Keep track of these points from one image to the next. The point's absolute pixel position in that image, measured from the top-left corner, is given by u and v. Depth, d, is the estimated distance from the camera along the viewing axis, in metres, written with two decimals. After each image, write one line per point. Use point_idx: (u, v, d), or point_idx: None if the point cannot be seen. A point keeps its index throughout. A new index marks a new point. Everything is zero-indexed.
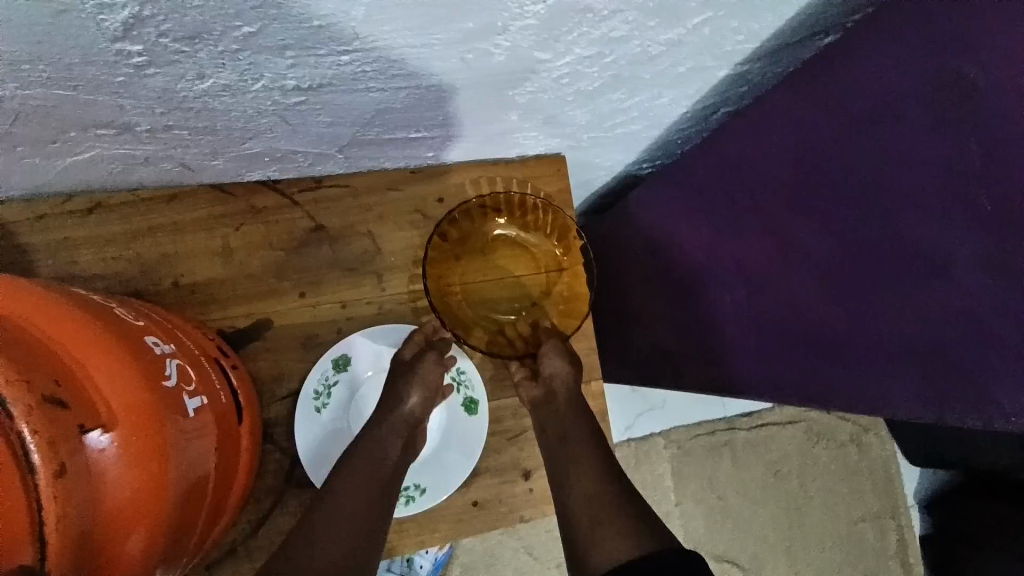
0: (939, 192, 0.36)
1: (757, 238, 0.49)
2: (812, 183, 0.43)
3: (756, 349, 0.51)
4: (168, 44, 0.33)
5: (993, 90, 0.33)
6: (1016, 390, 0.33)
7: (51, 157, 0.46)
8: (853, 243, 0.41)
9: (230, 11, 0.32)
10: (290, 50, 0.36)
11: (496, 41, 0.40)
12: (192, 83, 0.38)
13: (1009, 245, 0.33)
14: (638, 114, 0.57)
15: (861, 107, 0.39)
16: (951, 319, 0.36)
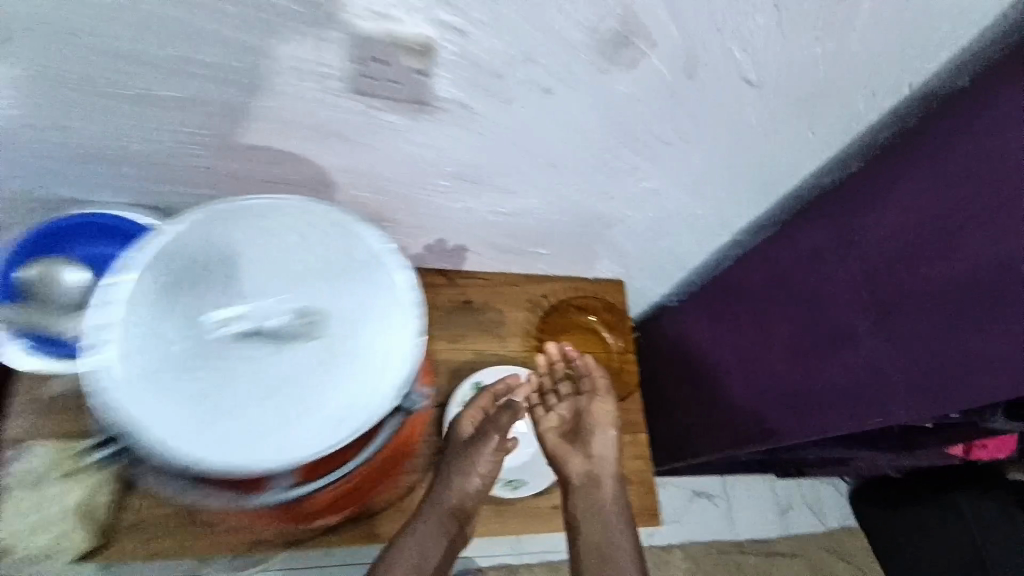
0: (841, 290, 0.72)
1: (754, 328, 0.86)
2: (780, 296, 0.82)
3: (762, 400, 0.85)
4: (461, 184, 0.68)
5: (853, 238, 0.71)
6: (890, 390, 0.65)
7: None
8: (806, 322, 0.77)
9: (500, 175, 0.67)
10: (511, 195, 0.72)
11: (610, 203, 0.76)
12: (454, 205, 0.72)
13: (877, 310, 0.67)
14: (674, 257, 0.92)
15: (797, 252, 0.80)
16: (857, 355, 0.69)
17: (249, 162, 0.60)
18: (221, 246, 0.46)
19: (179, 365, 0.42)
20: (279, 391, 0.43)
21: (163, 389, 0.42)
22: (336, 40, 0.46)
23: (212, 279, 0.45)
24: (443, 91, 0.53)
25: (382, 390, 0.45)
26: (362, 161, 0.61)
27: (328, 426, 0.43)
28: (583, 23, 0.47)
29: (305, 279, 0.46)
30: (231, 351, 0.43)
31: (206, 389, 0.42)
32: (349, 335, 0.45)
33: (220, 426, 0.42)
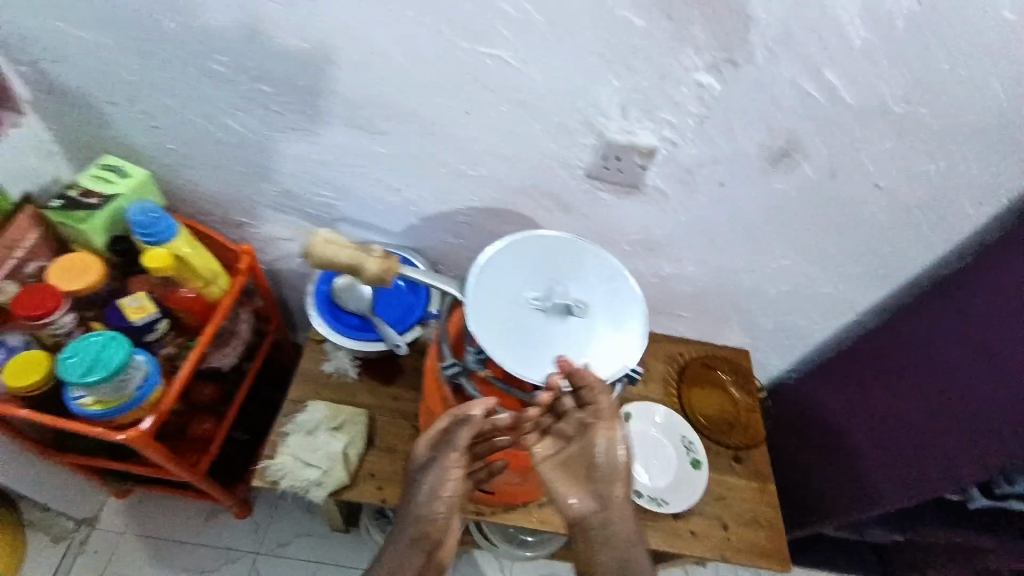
0: (945, 354, 0.86)
1: (867, 386, 1.00)
2: (890, 361, 0.96)
3: (880, 453, 0.96)
4: (636, 248, 0.91)
5: (952, 308, 0.86)
6: (1000, 438, 0.77)
7: None
8: (914, 381, 0.90)
9: (667, 244, 0.90)
10: (671, 261, 0.94)
11: (749, 276, 0.95)
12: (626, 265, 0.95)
13: (982, 367, 0.80)
14: (797, 332, 1.07)
15: (906, 324, 0.94)
16: (965, 410, 0.82)
17: (498, 215, 0.89)
18: (525, 239, 0.66)
19: (493, 306, 0.61)
20: (552, 343, 0.60)
21: (482, 318, 0.60)
22: (592, 142, 0.74)
23: (518, 257, 0.64)
24: (650, 180, 0.78)
25: (618, 367, 0.60)
26: (574, 222, 0.88)
27: (579, 378, 0.59)
28: (758, 141, 0.71)
29: (577, 278, 0.65)
30: (527, 309, 0.61)
31: (508, 326, 0.60)
32: (602, 323, 0.62)
33: (511, 352, 0.59)
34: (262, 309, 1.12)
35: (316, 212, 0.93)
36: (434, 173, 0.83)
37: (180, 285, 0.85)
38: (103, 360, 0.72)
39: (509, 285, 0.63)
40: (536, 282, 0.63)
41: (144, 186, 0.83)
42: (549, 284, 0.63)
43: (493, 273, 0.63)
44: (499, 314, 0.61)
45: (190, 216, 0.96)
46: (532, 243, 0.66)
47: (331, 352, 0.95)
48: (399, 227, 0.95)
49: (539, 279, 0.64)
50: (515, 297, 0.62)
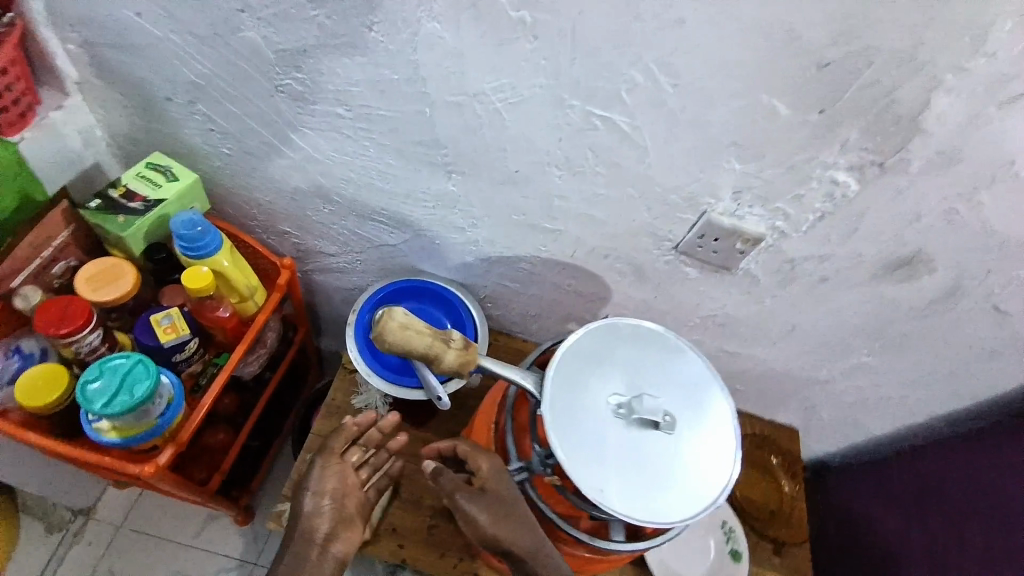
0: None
1: (936, 515, 0.89)
2: (969, 493, 0.83)
3: None
4: (705, 322, 0.84)
5: None
6: None
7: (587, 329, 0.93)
8: (995, 534, 0.78)
9: (741, 325, 0.82)
10: (740, 341, 0.86)
11: (820, 366, 0.87)
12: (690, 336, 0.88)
13: None
14: (854, 424, 1.00)
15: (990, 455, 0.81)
16: None
17: (566, 269, 0.82)
18: (613, 331, 0.59)
19: (570, 403, 0.54)
20: (628, 457, 0.53)
21: (554, 415, 0.53)
22: (691, 218, 0.66)
23: (604, 349, 0.57)
24: (744, 264, 0.71)
25: (699, 500, 0.52)
26: (645, 288, 0.80)
27: (651, 505, 0.52)
28: (878, 246, 0.64)
29: (666, 384, 0.57)
30: (607, 414, 0.54)
31: (582, 430, 0.53)
32: (686, 445, 0.55)
33: (581, 461, 0.52)
34: (291, 318, 1.04)
35: (368, 234, 0.86)
36: (506, 220, 0.75)
37: (217, 302, 0.78)
38: (128, 387, 0.66)
39: (590, 380, 0.56)
40: (621, 383, 0.56)
41: (190, 190, 0.76)
42: (635, 388, 0.56)
43: (575, 363, 0.56)
44: (573, 414, 0.54)
45: (232, 219, 0.89)
46: (621, 335, 0.59)
47: (363, 386, 0.88)
48: (454, 263, 0.88)
49: (625, 380, 0.56)
50: (595, 396, 0.55)
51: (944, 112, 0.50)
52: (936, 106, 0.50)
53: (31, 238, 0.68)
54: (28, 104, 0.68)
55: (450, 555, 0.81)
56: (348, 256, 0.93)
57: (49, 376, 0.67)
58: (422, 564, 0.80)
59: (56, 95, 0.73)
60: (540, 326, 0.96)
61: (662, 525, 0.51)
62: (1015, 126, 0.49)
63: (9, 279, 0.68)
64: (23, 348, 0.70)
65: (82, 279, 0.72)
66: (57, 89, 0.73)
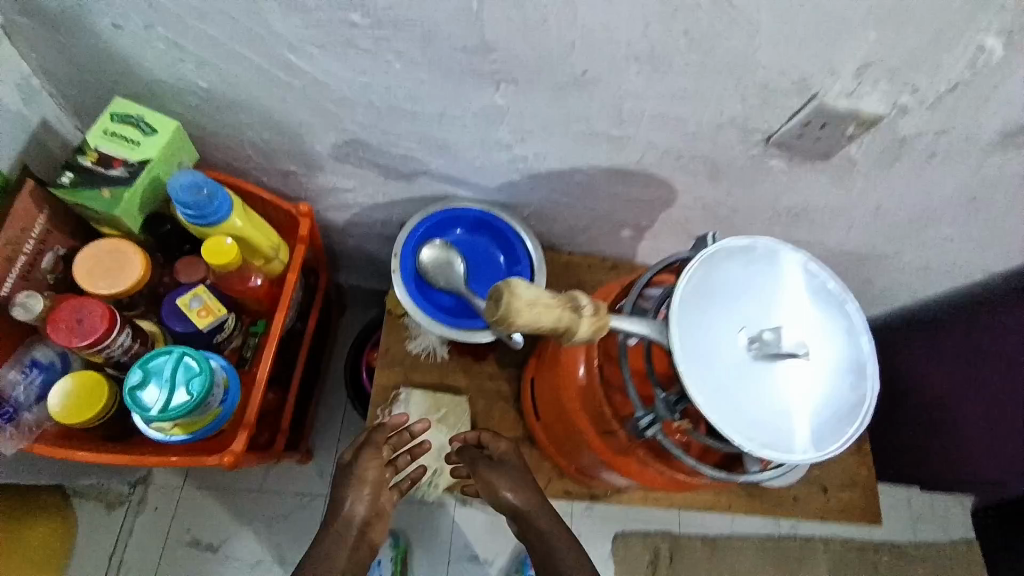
0: None
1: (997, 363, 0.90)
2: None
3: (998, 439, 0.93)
4: (778, 215, 0.77)
5: None
6: None
7: (641, 234, 0.86)
8: None
9: (818, 213, 0.76)
10: (811, 229, 0.80)
11: (891, 244, 0.83)
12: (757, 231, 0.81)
13: None
14: (905, 290, 1.00)
15: None
16: None
17: (627, 176, 0.72)
18: (730, 256, 0.53)
19: (698, 341, 0.49)
20: (763, 393, 0.49)
21: (684, 356, 0.48)
22: (796, 104, 0.56)
23: (724, 278, 0.52)
24: (845, 151, 0.62)
25: (840, 424, 0.50)
26: (717, 187, 0.72)
27: (788, 441, 0.49)
28: (1007, 114, 0.56)
29: (790, 311, 0.52)
30: (737, 349, 0.50)
31: (713, 369, 0.49)
32: (817, 375, 0.51)
33: (717, 403, 0.48)
34: (311, 263, 0.94)
35: (393, 164, 0.74)
36: (564, 130, 0.64)
37: (243, 271, 0.68)
38: (183, 385, 0.59)
39: (716, 314, 0.50)
40: (746, 315, 0.51)
41: (174, 143, 0.63)
42: (761, 319, 0.51)
43: (697, 297, 0.50)
44: (703, 353, 0.49)
45: (225, 167, 0.75)
46: (739, 261, 0.53)
47: (416, 330, 0.83)
48: (495, 184, 0.77)
49: (751, 311, 0.51)
50: (722, 331, 0.50)
51: None
52: None
53: (6, 232, 0.57)
54: None
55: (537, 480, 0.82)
56: (368, 190, 0.81)
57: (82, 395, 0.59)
58: None
59: None
60: (590, 237, 0.88)
61: (804, 460, 0.48)
62: None
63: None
64: (38, 359, 0.61)
65: (79, 269, 0.61)
66: None
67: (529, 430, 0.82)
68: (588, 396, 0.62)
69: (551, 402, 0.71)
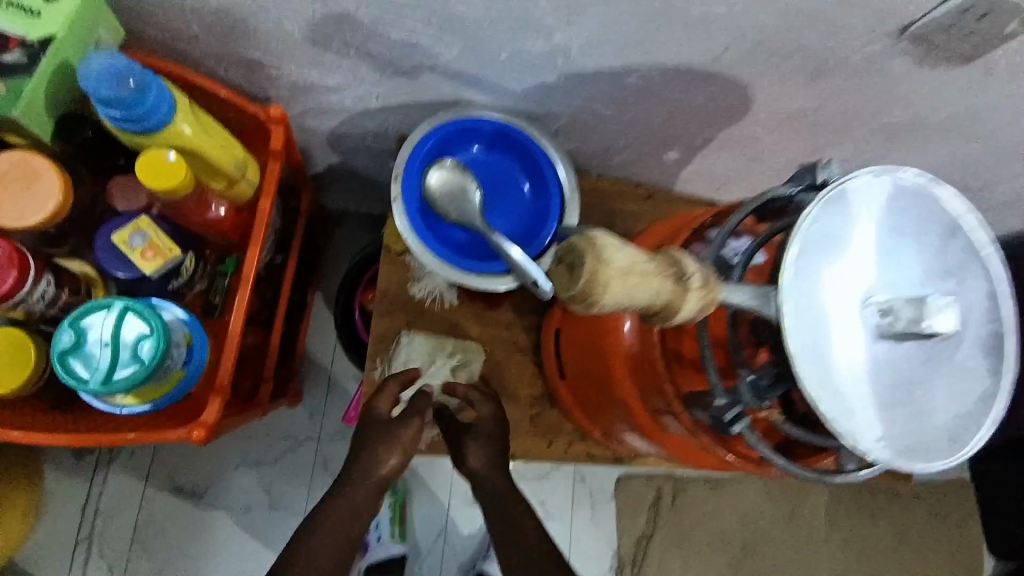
0: None
1: None
2: None
3: None
4: (869, 135, 0.62)
5: None
6: None
7: (692, 156, 0.71)
8: None
9: (920, 134, 0.61)
10: (903, 153, 0.66)
11: (990, 172, 0.70)
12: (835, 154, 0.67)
13: None
14: None
15: None
16: None
17: (698, 78, 0.56)
18: (860, 197, 0.39)
19: (815, 316, 0.36)
20: (891, 383, 0.38)
21: (796, 337, 0.36)
22: None
23: (852, 228, 0.38)
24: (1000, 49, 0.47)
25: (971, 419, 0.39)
26: (807, 95, 0.56)
27: (910, 441, 0.38)
28: None
29: (930, 274, 0.39)
30: (864, 326, 0.37)
31: (832, 352, 0.37)
32: (951, 358, 0.39)
33: (834, 399, 0.36)
34: (289, 183, 0.77)
35: (392, 54, 0.56)
36: (633, 5, 0.47)
37: (202, 197, 0.53)
38: (126, 350, 0.46)
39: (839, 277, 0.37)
40: (875, 278, 0.38)
41: (92, 15, 0.45)
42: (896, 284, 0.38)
43: (816, 256, 0.37)
44: (821, 331, 0.37)
45: (167, 53, 0.56)
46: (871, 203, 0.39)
47: (420, 272, 0.69)
48: (523, 85, 0.60)
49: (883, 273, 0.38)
50: (847, 300, 0.37)
51: None
52: None
53: None
54: None
55: (558, 442, 0.72)
56: (359, 89, 0.63)
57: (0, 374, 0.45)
58: (530, 454, 0.71)
59: None
60: (630, 157, 0.72)
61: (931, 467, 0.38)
62: None
63: None
64: None
65: None
66: None
67: (549, 388, 0.72)
68: (640, 363, 0.50)
69: (583, 364, 0.60)
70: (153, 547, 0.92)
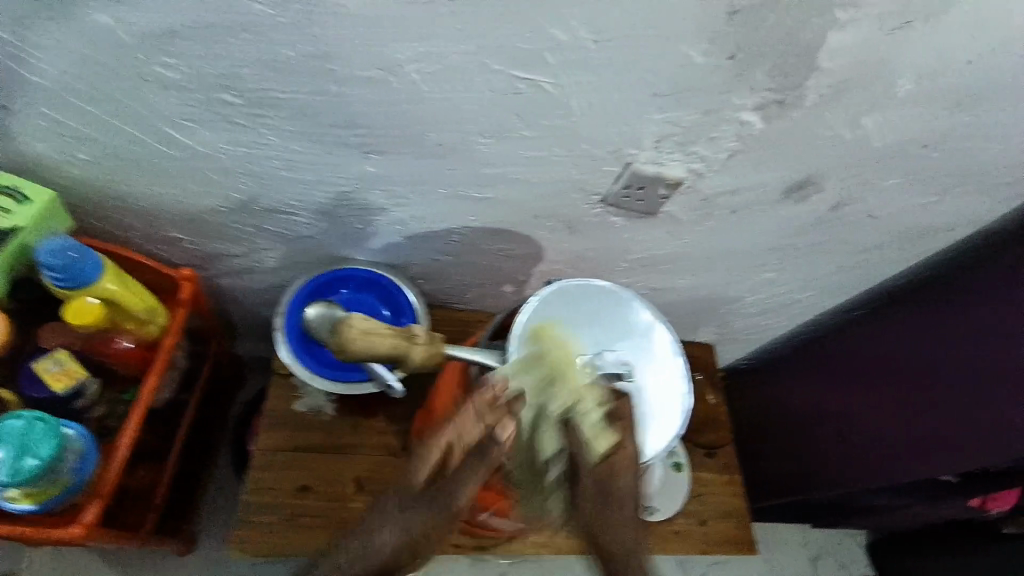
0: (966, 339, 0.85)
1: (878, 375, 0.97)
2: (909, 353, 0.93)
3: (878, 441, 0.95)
4: (633, 263, 0.88)
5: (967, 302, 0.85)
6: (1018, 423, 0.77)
7: (522, 288, 0.95)
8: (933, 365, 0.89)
9: (666, 261, 0.88)
10: (664, 275, 0.92)
11: (735, 286, 0.97)
12: (621, 279, 0.92)
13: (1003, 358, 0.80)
14: (762, 330, 1.14)
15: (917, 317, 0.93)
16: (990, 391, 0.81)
17: (498, 234, 0.81)
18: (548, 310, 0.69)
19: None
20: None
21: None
22: (616, 170, 0.68)
23: None
24: (668, 208, 0.75)
25: None
26: (576, 241, 0.83)
27: None
28: (782, 176, 0.71)
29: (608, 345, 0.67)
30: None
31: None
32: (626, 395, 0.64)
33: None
34: (202, 331, 0.93)
35: (280, 229, 0.78)
36: (434, 194, 0.72)
37: (111, 334, 0.70)
38: (32, 448, 0.59)
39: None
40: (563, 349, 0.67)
41: (49, 212, 0.65)
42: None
43: None
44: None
45: (107, 236, 0.76)
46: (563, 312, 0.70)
47: (303, 389, 0.85)
48: (379, 246, 0.84)
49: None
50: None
51: (840, 59, 0.54)
52: (832, 43, 0.53)
53: None
54: None
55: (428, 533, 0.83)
56: (259, 255, 0.84)
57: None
58: None
59: None
60: (476, 293, 0.95)
61: None
62: (902, 55, 0.55)
63: None
64: None
65: None
66: None
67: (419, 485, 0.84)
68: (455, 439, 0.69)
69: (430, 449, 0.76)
70: None
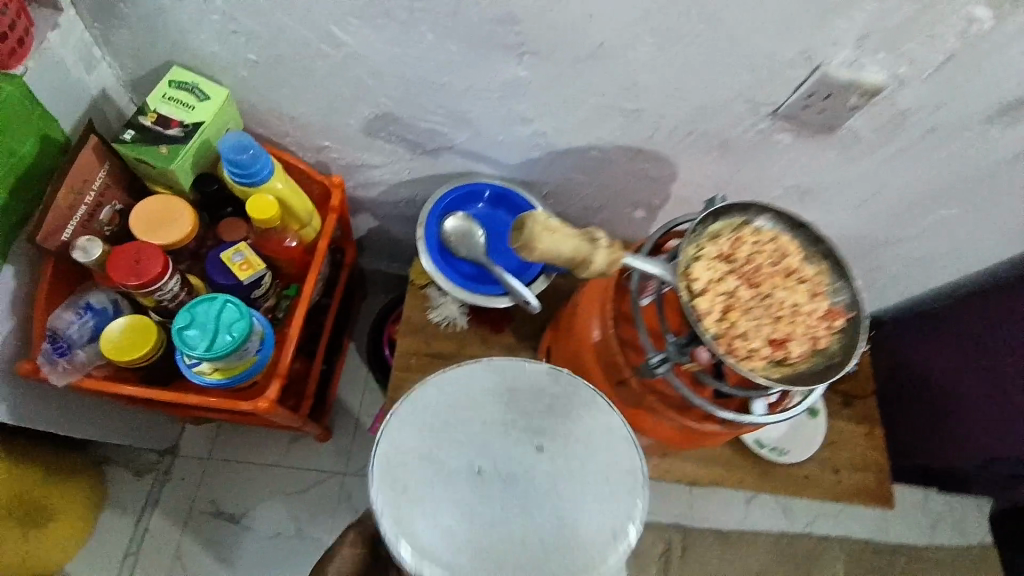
0: None
1: None
2: None
3: None
4: (786, 191, 0.79)
5: None
6: None
7: (653, 214, 0.89)
8: None
9: (825, 191, 0.79)
10: (816, 208, 0.82)
11: (898, 227, 0.86)
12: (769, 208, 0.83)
13: None
14: (916, 282, 1.01)
15: None
16: None
17: (641, 152, 0.76)
18: (721, 235, 0.59)
19: (567, 480, 0.56)
20: (489, 496, 0.54)
21: (596, 491, 0.56)
22: (800, 76, 0.60)
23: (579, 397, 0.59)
24: (847, 124, 0.66)
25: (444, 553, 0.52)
26: (726, 164, 0.76)
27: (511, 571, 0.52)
28: (999, 86, 0.59)
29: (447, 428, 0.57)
30: (528, 455, 0.56)
31: (568, 511, 0.55)
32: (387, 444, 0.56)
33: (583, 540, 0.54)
34: (338, 240, 0.97)
35: (421, 139, 0.78)
36: (582, 101, 0.68)
37: (280, 233, 0.74)
38: (225, 328, 0.64)
39: (562, 439, 0.57)
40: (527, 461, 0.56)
41: (225, 107, 0.69)
42: (512, 425, 0.57)
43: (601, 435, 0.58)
44: (573, 476, 0.56)
45: (264, 138, 0.80)
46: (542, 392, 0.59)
47: (437, 301, 0.87)
48: (516, 161, 0.81)
49: (523, 428, 0.57)
50: (556, 462, 0.56)
51: None
52: None
53: (69, 182, 0.64)
54: (25, 28, 0.61)
55: None
56: (398, 166, 0.85)
57: (108, 350, 0.64)
58: None
59: (49, 12, 0.63)
60: (606, 218, 0.91)
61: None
62: None
63: (60, 231, 0.65)
64: (94, 303, 0.68)
65: (148, 209, 0.68)
66: (49, 6, 0.63)
67: None
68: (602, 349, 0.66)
69: (564, 363, 0.74)
70: (190, 559, 1.12)
